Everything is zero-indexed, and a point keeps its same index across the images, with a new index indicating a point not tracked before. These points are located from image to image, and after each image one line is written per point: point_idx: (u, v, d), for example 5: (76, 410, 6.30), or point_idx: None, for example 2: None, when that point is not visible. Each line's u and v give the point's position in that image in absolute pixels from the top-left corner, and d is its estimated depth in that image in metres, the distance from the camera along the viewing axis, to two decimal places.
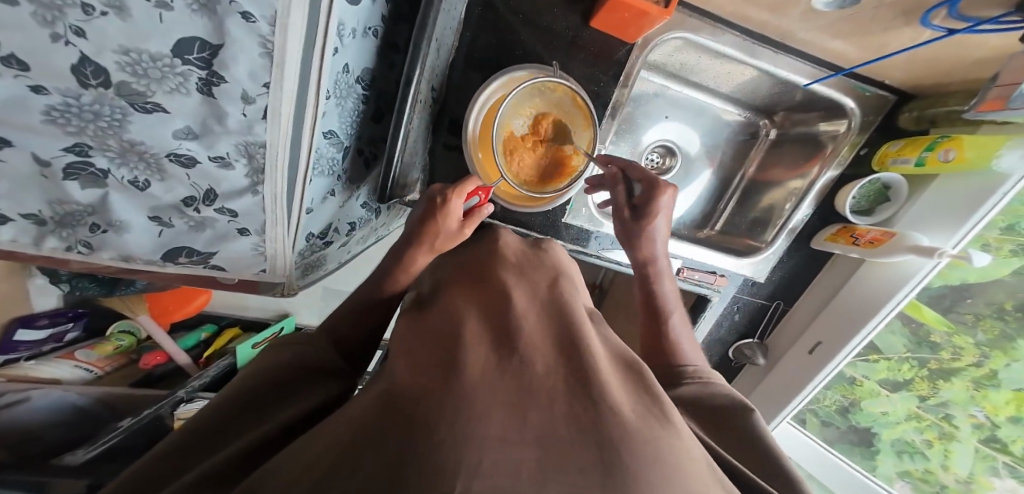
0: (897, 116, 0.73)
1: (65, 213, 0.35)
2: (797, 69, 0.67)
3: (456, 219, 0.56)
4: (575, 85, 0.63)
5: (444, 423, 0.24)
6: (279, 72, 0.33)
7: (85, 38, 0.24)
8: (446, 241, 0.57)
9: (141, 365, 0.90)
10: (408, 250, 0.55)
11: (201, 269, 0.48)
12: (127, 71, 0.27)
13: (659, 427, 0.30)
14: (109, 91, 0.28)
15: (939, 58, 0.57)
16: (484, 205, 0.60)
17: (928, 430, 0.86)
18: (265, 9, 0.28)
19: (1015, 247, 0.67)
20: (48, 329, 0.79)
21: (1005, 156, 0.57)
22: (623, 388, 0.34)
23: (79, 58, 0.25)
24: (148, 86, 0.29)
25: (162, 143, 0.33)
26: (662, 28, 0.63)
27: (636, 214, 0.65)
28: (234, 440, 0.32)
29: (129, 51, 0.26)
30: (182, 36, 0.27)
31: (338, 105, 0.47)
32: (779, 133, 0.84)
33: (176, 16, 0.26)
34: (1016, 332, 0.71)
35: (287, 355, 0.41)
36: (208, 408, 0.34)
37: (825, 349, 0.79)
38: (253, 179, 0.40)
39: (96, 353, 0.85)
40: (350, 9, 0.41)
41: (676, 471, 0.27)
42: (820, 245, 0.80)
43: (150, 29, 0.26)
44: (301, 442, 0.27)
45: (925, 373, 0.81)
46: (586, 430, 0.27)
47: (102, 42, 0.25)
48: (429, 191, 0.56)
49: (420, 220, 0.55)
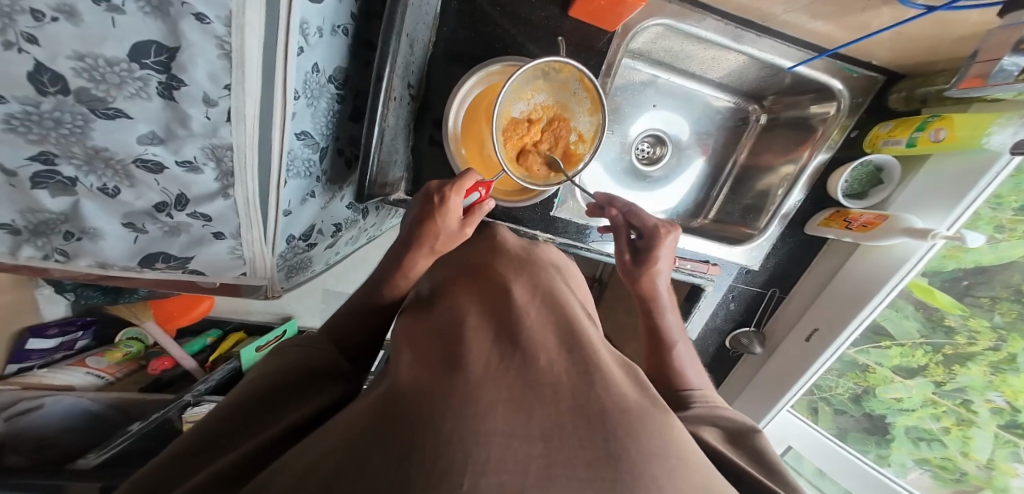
0: (886, 97, 0.71)
1: (39, 222, 0.36)
2: (782, 52, 0.66)
3: (457, 218, 0.51)
4: (585, 66, 0.58)
5: (450, 421, 0.24)
6: (240, 74, 0.33)
7: (38, 45, 0.24)
8: (448, 242, 0.53)
9: (149, 371, 0.90)
10: (407, 257, 0.52)
11: (181, 274, 0.49)
12: (84, 77, 0.27)
13: (664, 420, 0.30)
14: (69, 97, 0.28)
15: (922, 37, 0.56)
16: (484, 200, 0.55)
17: (945, 416, 0.82)
18: (219, 9, 0.28)
19: None
20: (58, 338, 0.82)
21: (995, 134, 0.55)
22: (625, 380, 0.34)
23: (34, 65, 0.25)
24: (107, 91, 0.29)
25: (126, 149, 0.33)
26: (644, 14, 0.62)
27: (637, 257, 0.63)
28: (240, 440, 0.32)
29: (84, 57, 0.26)
30: (137, 40, 0.27)
31: (309, 105, 0.47)
32: (769, 118, 0.82)
33: (129, 20, 0.26)
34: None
35: (287, 360, 0.40)
36: (215, 412, 0.33)
37: (821, 337, 0.77)
38: (224, 182, 0.40)
39: (106, 360, 0.86)
40: (314, 7, 0.41)
41: (682, 465, 0.27)
42: (814, 230, 0.78)
43: (103, 35, 0.26)
44: (305, 442, 0.27)
45: (939, 358, 0.79)
46: (592, 422, 0.27)
47: (56, 48, 0.25)
48: (425, 189, 0.52)
49: (419, 219, 0.51)
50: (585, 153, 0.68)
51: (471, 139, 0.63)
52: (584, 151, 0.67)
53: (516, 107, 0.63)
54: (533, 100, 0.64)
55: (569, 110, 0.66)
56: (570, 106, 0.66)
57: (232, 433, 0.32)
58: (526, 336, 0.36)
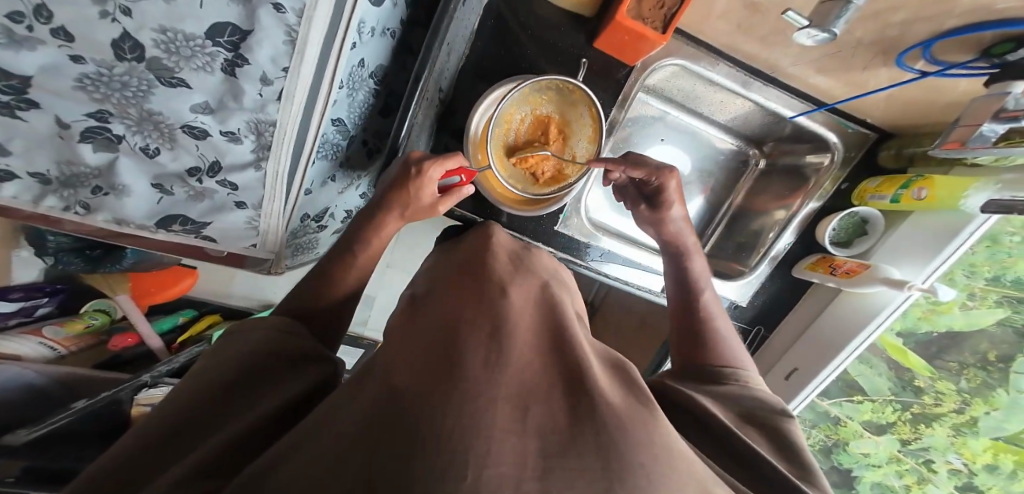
0: (876, 154, 0.76)
1: (71, 175, 0.36)
2: (785, 102, 0.71)
3: (431, 193, 0.54)
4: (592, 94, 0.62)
5: (453, 416, 0.23)
6: (299, 59, 0.36)
7: (130, 16, 0.27)
8: (417, 214, 0.56)
9: (110, 347, 0.86)
10: (378, 217, 0.55)
11: (191, 239, 0.49)
12: (161, 48, 0.30)
13: (650, 419, 0.30)
14: (141, 64, 0.31)
15: (915, 101, 0.62)
16: (464, 186, 0.58)
17: (907, 474, 0.88)
18: (295, 1, 0.32)
19: (998, 298, 0.72)
20: (20, 302, 0.76)
21: (971, 197, 0.60)
22: (613, 382, 0.34)
23: (121, 34, 0.28)
24: (177, 62, 0.32)
25: (177, 115, 0.36)
26: (661, 54, 0.66)
27: (651, 204, 0.69)
28: (223, 423, 0.30)
29: (166, 31, 0.29)
30: (216, 21, 0.31)
31: (349, 95, 0.50)
32: (768, 163, 0.87)
33: (214, 2, 0.29)
34: (998, 381, 0.74)
35: (258, 342, 0.38)
36: (178, 398, 0.31)
37: (801, 377, 0.81)
38: (259, 154, 0.43)
39: (65, 330, 0.80)
40: (372, 10, 0.44)
41: (665, 453, 0.28)
42: (801, 273, 0.82)
43: (188, 13, 0.29)
44: (302, 429, 0.26)
45: (908, 416, 0.83)
46: (585, 421, 0.27)
47: (144, 20, 0.28)
48: (405, 158, 0.54)
49: (393, 184, 0.54)
50: (571, 176, 0.70)
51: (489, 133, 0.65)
52: (572, 174, 0.70)
53: (523, 111, 0.66)
54: (541, 109, 0.67)
55: (569, 129, 0.69)
56: (572, 126, 0.69)
57: (213, 417, 0.31)
58: (520, 341, 0.35)
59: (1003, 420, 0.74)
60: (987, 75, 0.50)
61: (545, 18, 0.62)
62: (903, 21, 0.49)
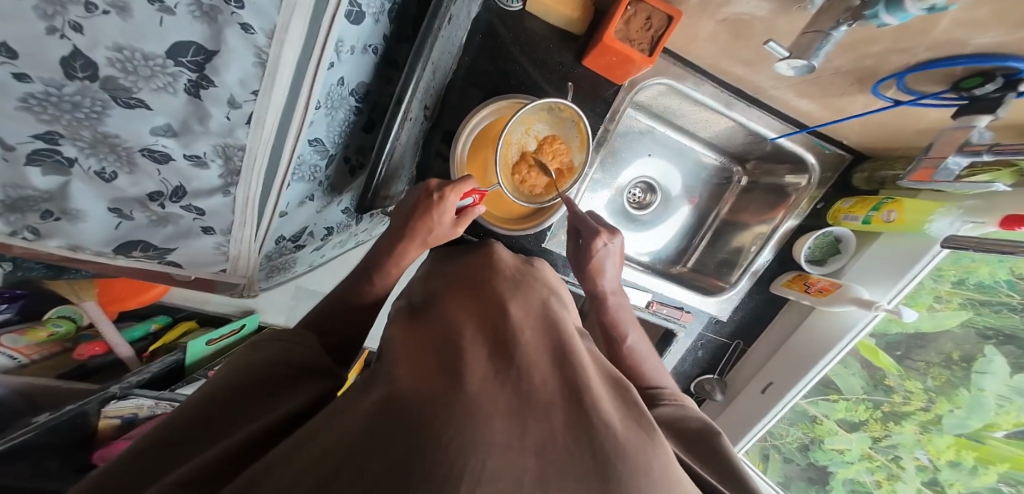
0: (851, 175, 0.78)
1: (18, 198, 0.33)
2: (767, 123, 0.72)
3: (450, 218, 0.52)
4: (582, 111, 0.61)
5: (450, 427, 0.23)
6: (269, 81, 0.35)
7: (82, 33, 0.25)
8: (440, 238, 0.54)
9: (75, 356, 0.79)
10: (400, 245, 0.52)
11: (154, 265, 0.48)
12: (116, 67, 0.28)
13: (647, 439, 0.30)
14: (94, 83, 0.28)
15: (887, 125, 0.63)
16: (478, 205, 0.56)
17: (878, 470, 0.94)
18: (265, 22, 0.31)
19: (963, 301, 0.74)
20: None
21: (936, 221, 0.62)
22: (614, 400, 0.34)
23: (71, 50, 0.25)
24: (135, 82, 0.30)
25: (137, 138, 0.34)
26: (649, 74, 0.67)
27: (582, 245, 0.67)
28: (222, 434, 0.29)
29: (122, 49, 0.27)
30: (179, 40, 0.29)
31: (327, 115, 0.49)
32: (749, 181, 0.89)
33: (176, 21, 0.28)
34: (962, 380, 0.77)
35: (265, 352, 0.37)
36: (182, 407, 0.31)
37: (776, 389, 0.83)
38: (227, 179, 0.42)
39: (25, 339, 0.72)
40: (351, 28, 0.44)
41: (663, 479, 0.27)
42: (778, 290, 0.83)
43: (147, 31, 0.27)
44: (300, 437, 0.25)
45: (879, 414, 0.88)
46: (582, 439, 0.26)
47: (97, 38, 0.26)
48: (424, 183, 0.52)
49: (411, 213, 0.51)
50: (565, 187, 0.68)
51: (478, 154, 0.63)
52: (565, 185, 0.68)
53: (517, 132, 0.63)
54: (531, 127, 0.64)
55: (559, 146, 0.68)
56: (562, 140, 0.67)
57: (215, 425, 0.30)
58: (523, 351, 0.34)
59: (966, 417, 0.78)
60: (958, 106, 0.51)
61: (533, 34, 0.62)
62: (880, 52, 0.49)
